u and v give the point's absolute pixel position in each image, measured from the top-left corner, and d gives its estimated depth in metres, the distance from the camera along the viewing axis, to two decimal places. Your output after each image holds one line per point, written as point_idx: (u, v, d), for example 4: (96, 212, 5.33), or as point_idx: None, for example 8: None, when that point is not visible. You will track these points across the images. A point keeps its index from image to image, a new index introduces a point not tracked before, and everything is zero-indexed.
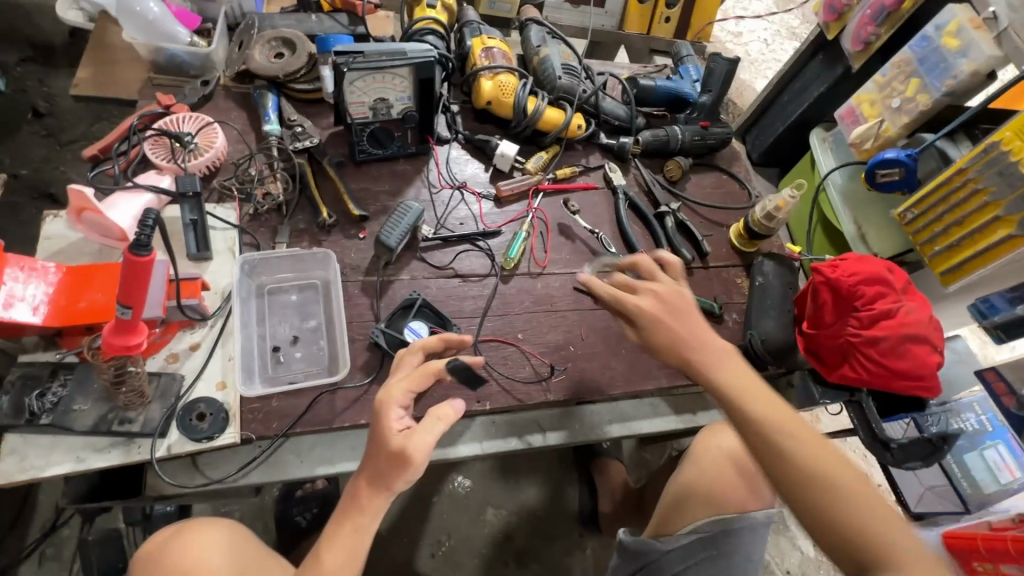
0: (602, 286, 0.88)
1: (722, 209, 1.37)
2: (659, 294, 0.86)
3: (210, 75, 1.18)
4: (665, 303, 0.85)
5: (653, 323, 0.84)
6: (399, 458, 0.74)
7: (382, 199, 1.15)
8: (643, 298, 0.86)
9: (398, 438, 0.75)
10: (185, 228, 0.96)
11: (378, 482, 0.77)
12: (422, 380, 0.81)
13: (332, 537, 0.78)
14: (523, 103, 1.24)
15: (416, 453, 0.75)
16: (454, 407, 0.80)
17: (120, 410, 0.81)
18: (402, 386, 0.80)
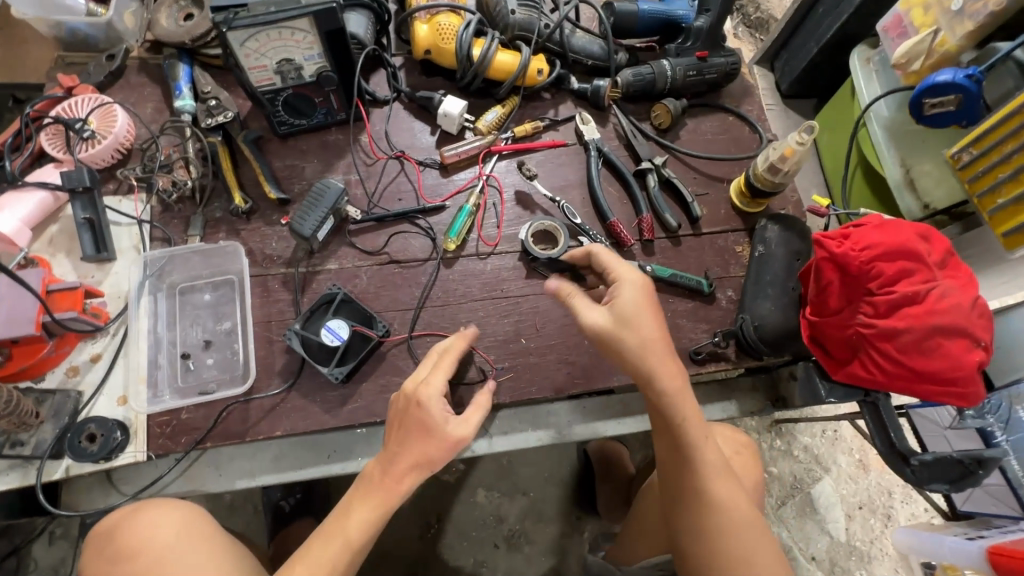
0: (571, 293, 0.78)
1: (723, 161, 1.13)
2: (614, 309, 0.75)
3: (117, 47, 1.06)
4: (620, 319, 0.74)
5: (614, 339, 0.74)
6: (456, 443, 0.75)
7: (309, 176, 1.02)
8: (596, 315, 0.76)
9: (453, 425, 0.76)
10: (80, 229, 0.89)
11: (423, 467, 0.74)
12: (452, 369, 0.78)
13: (364, 496, 0.73)
14: (466, 48, 1.03)
15: (472, 429, 0.77)
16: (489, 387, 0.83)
17: (11, 433, 0.77)
18: (436, 373, 0.77)
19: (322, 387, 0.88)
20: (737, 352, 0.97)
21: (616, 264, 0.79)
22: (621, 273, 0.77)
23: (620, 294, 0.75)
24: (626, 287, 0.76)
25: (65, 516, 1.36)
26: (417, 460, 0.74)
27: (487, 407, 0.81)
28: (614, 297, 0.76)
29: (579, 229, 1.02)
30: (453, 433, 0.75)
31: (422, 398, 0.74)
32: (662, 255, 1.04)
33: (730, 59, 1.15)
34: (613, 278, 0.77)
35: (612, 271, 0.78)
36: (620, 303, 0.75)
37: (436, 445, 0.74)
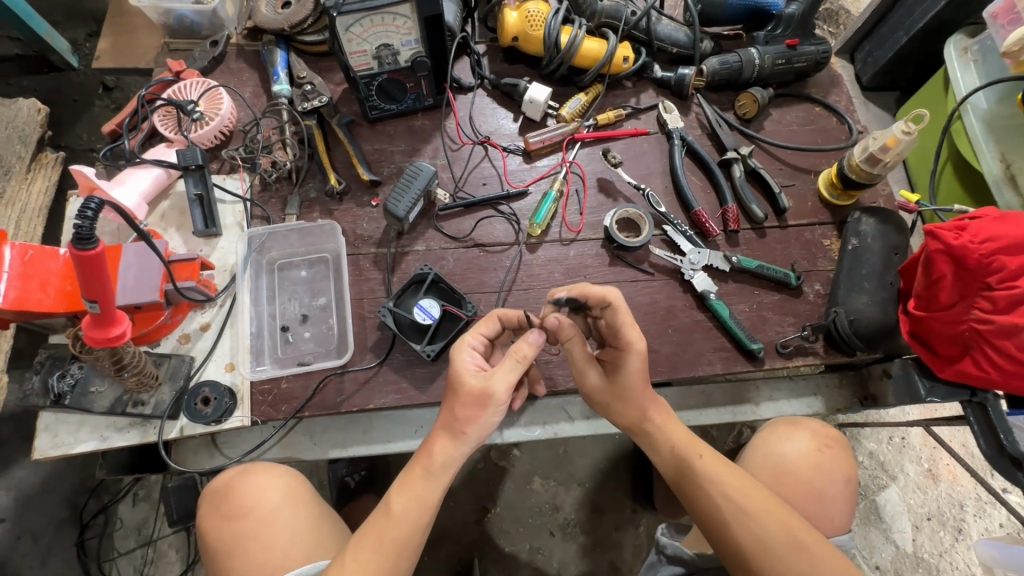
0: (570, 344, 0.77)
1: (810, 152, 1.10)
2: (613, 373, 0.78)
3: (219, 33, 1.11)
4: (614, 389, 0.78)
5: (606, 400, 0.80)
6: (480, 399, 0.71)
7: (397, 160, 1.04)
8: (593, 378, 0.79)
9: (479, 380, 0.72)
10: (191, 205, 0.93)
11: (450, 432, 0.72)
12: (491, 325, 0.78)
13: (407, 478, 0.72)
14: (554, 35, 1.04)
15: (497, 388, 0.70)
16: (531, 342, 0.71)
17: (133, 393, 0.82)
18: (473, 332, 0.77)
19: (413, 364, 0.90)
20: (826, 347, 0.95)
21: (630, 332, 0.74)
22: (630, 349, 0.74)
23: (623, 362, 0.75)
24: (631, 357, 0.75)
25: (147, 479, 1.44)
26: (446, 420, 0.73)
27: (530, 360, 0.72)
28: (618, 364, 0.76)
29: (664, 218, 1.01)
30: (477, 390, 0.71)
31: (453, 348, 0.75)
32: (747, 247, 1.02)
33: (820, 48, 1.12)
34: (624, 344, 0.74)
35: (625, 338, 0.74)
36: (619, 373, 0.77)
37: (459, 400, 0.71)
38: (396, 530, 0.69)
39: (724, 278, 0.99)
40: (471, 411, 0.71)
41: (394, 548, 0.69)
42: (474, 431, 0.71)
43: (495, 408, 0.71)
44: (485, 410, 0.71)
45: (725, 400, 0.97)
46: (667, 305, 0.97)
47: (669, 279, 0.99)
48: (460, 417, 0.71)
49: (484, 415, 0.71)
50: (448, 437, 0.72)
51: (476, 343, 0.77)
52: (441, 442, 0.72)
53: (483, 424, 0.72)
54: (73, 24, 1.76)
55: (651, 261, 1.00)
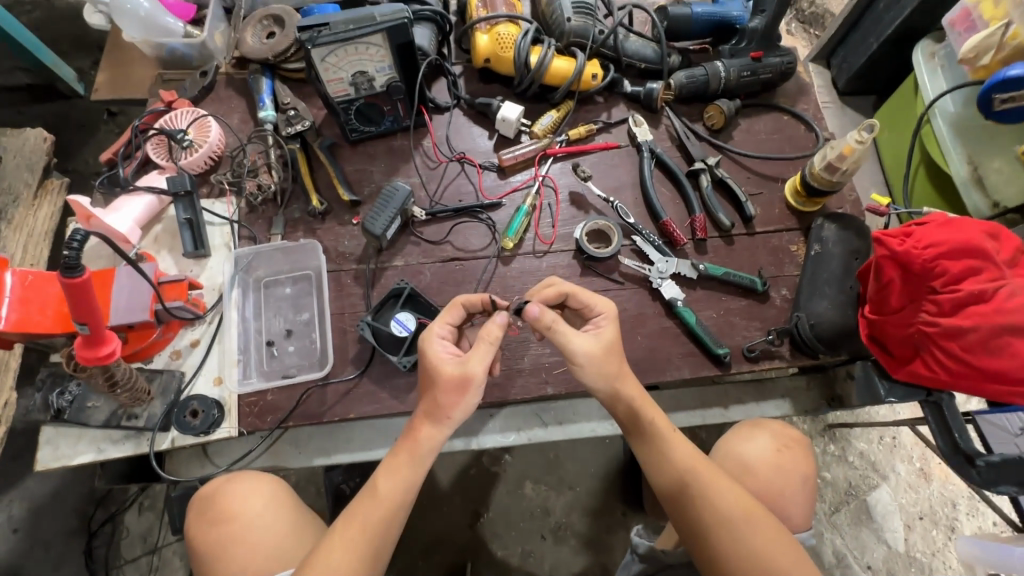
0: (557, 321, 0.74)
1: (777, 160, 1.13)
2: (601, 337, 0.77)
3: (208, 64, 1.17)
4: (604, 349, 0.76)
5: (596, 365, 0.75)
6: (461, 383, 0.74)
7: (376, 179, 1.09)
8: (578, 344, 0.75)
9: (457, 366, 0.74)
10: (181, 228, 0.99)
11: (433, 417, 0.75)
12: (456, 313, 0.81)
13: (392, 463, 0.76)
14: (524, 56, 1.09)
15: (476, 370, 0.73)
16: (500, 321, 0.74)
17: (128, 407, 0.87)
18: (440, 321, 0.80)
19: (391, 375, 0.95)
20: (792, 350, 0.98)
21: (601, 301, 0.80)
22: (605, 315, 0.79)
23: (605, 325, 0.78)
24: (609, 321, 0.79)
25: (152, 489, 1.50)
26: (427, 408, 0.76)
27: (499, 340, 0.75)
28: (598, 329, 0.78)
29: (632, 228, 1.05)
30: (455, 375, 0.74)
31: (423, 339, 0.78)
32: (715, 254, 1.05)
33: (785, 59, 1.15)
34: (594, 312, 0.80)
35: (595, 307, 0.80)
36: (603, 338, 0.77)
37: (442, 388, 0.74)
38: (382, 510, 0.74)
39: (692, 285, 1.03)
40: (454, 397, 0.74)
41: (379, 528, 0.73)
42: (458, 415, 0.75)
43: (476, 390, 0.74)
44: (466, 394, 0.75)
45: (695, 403, 1.00)
46: (637, 312, 1.01)
47: (638, 287, 1.02)
48: (444, 404, 0.75)
49: (465, 399, 0.75)
50: (433, 423, 0.76)
51: (444, 332, 0.79)
52: (425, 428, 0.76)
53: (466, 408, 0.75)
54: (78, 53, 1.84)
55: (620, 270, 1.03)
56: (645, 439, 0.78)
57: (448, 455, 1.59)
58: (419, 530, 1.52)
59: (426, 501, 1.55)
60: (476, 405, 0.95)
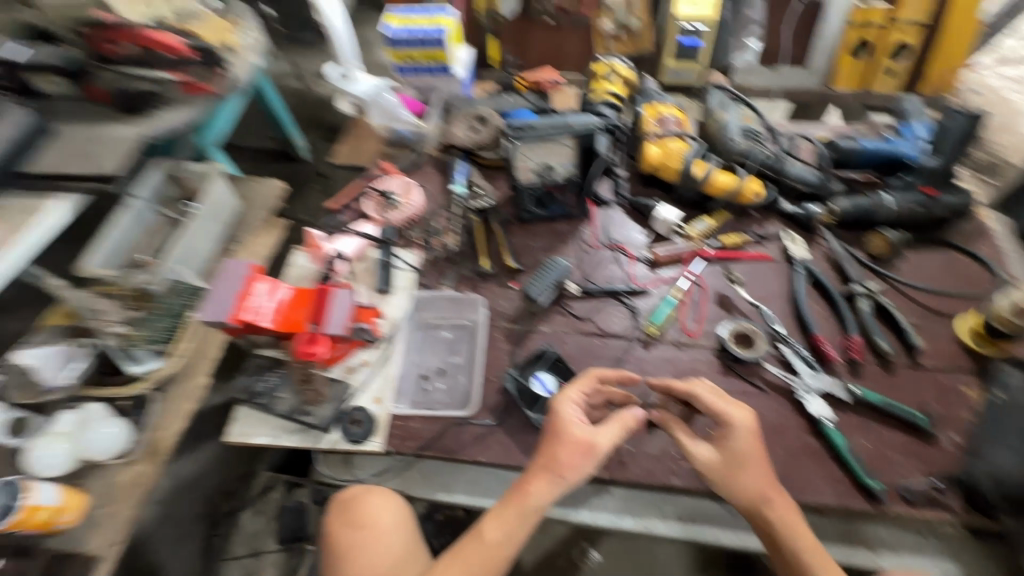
0: (676, 429, 0.87)
1: (949, 297, 1.08)
2: (726, 448, 0.81)
3: (421, 147, 1.46)
4: (723, 460, 0.81)
5: (720, 476, 0.81)
6: (586, 449, 0.78)
7: (538, 254, 1.24)
8: (703, 452, 0.82)
9: (584, 432, 0.79)
10: (378, 267, 1.20)
11: (546, 472, 0.78)
12: (590, 383, 0.85)
13: (499, 513, 0.78)
14: (689, 168, 1.20)
15: (602, 441, 0.79)
16: (636, 416, 0.82)
17: (306, 405, 1.03)
18: (575, 390, 0.84)
19: (523, 429, 1.01)
20: (963, 504, 0.87)
21: (727, 409, 0.82)
22: (732, 425, 0.81)
23: (731, 438, 0.80)
24: (738, 432, 0.81)
25: (272, 495, 1.64)
26: (544, 463, 0.78)
27: (632, 427, 0.81)
28: (725, 437, 0.81)
29: (780, 337, 1.05)
30: (583, 441, 0.78)
31: (557, 404, 0.82)
32: (873, 381, 1.00)
33: (961, 199, 1.14)
34: (725, 421, 0.81)
35: (729, 416, 0.82)
36: (727, 449, 0.81)
37: (565, 445, 0.78)
38: (484, 557, 0.77)
39: (844, 408, 0.98)
40: (576, 458, 0.77)
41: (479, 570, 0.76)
42: (573, 476, 0.77)
43: (597, 460, 0.78)
44: (586, 460, 0.78)
45: (834, 536, 0.92)
46: (778, 423, 0.97)
47: (783, 398, 1.00)
48: (563, 461, 0.77)
49: (584, 464, 0.78)
50: (548, 479, 0.77)
51: (577, 399, 0.83)
52: (538, 484, 0.78)
53: (581, 474, 0.78)
54: (313, 130, 2.37)
55: (764, 378, 1.02)
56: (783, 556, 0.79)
57: None
58: None
59: None
60: (598, 479, 0.95)
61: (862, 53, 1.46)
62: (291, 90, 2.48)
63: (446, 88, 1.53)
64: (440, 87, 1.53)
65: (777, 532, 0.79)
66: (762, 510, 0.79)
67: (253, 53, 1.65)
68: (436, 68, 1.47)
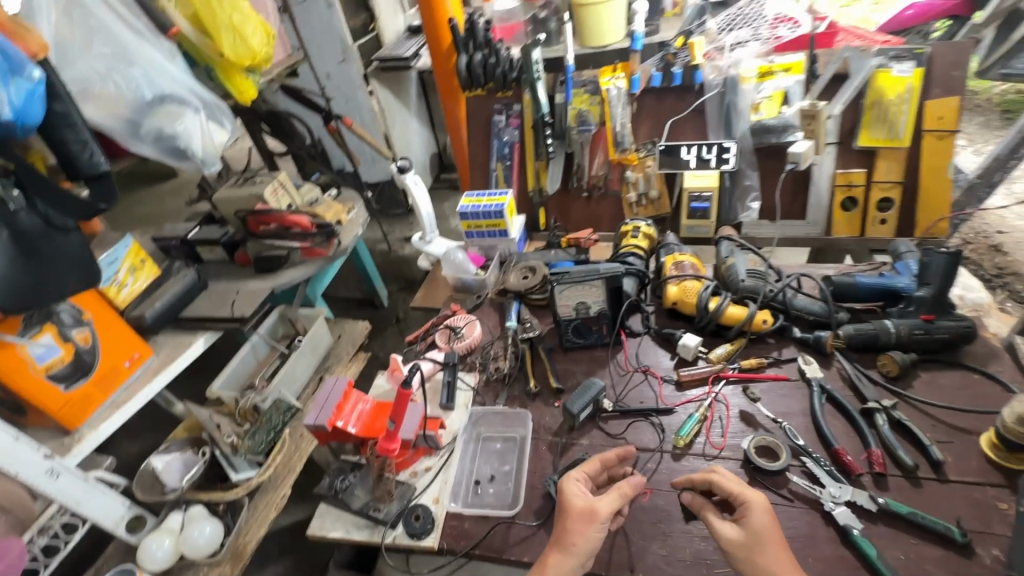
0: (703, 508, 0.94)
1: (969, 413, 1.15)
2: (743, 527, 0.87)
3: (482, 291, 1.80)
4: (743, 541, 0.86)
5: (741, 557, 0.85)
6: (588, 514, 0.90)
7: (578, 376, 1.44)
8: (728, 530, 0.88)
9: (586, 501, 0.93)
10: (442, 386, 1.43)
11: (559, 545, 0.90)
12: (591, 465, 1.02)
13: None
14: (704, 302, 1.42)
15: (601, 506, 0.91)
16: (632, 483, 0.94)
17: (376, 502, 1.19)
18: (579, 470, 1.01)
19: None
20: None
21: (744, 490, 0.91)
22: (749, 504, 0.89)
23: (750, 514, 0.87)
24: (754, 511, 0.88)
25: None
26: (557, 536, 0.91)
27: (630, 493, 0.92)
28: (743, 516, 0.89)
29: (802, 449, 1.14)
30: (583, 507, 0.92)
31: (562, 482, 0.98)
32: (900, 493, 1.04)
33: (962, 323, 1.26)
34: (742, 501, 0.90)
35: (744, 496, 0.90)
36: (745, 529, 0.87)
37: (570, 515, 0.91)
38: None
39: (873, 518, 1.02)
40: (580, 524, 0.90)
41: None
42: (581, 544, 0.88)
43: (598, 525, 0.89)
44: (591, 526, 0.90)
45: None
46: (808, 532, 1.02)
47: (810, 508, 1.05)
48: (571, 530, 0.90)
49: (591, 531, 0.89)
50: (561, 552, 0.89)
51: (581, 478, 0.99)
52: (554, 558, 0.89)
53: (589, 539, 0.88)
54: (395, 282, 2.85)
55: (790, 488, 1.09)
56: None
57: None
58: None
59: None
60: None
61: (852, 207, 1.71)
62: (381, 252, 3.06)
63: (504, 246, 1.92)
64: (499, 245, 1.92)
65: None
66: None
67: (356, 225, 2.14)
68: (495, 232, 1.87)
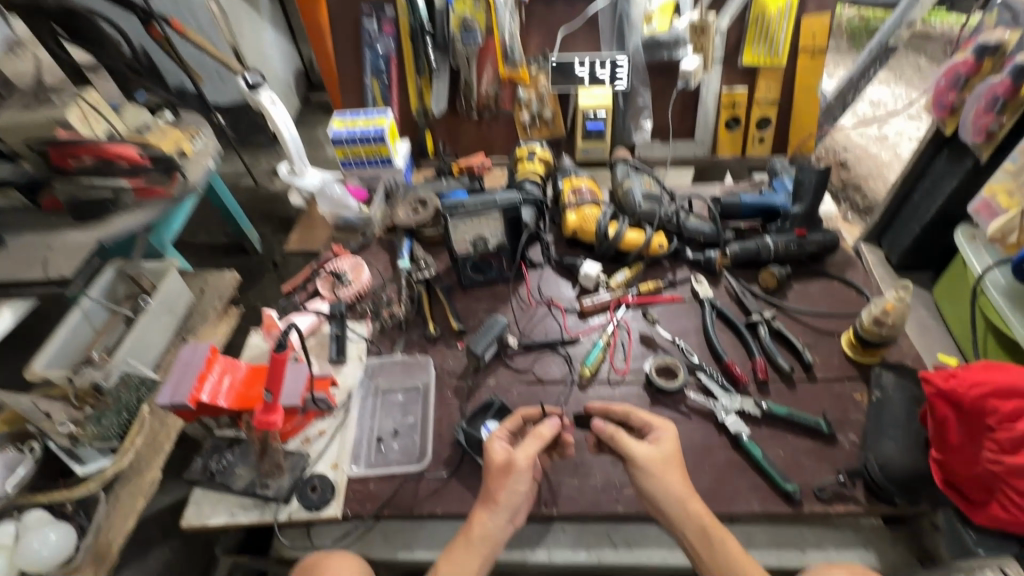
0: (616, 430, 0.92)
1: (832, 317, 1.27)
2: (660, 447, 0.89)
3: (368, 229, 1.61)
4: (662, 457, 0.88)
5: (657, 470, 0.87)
6: (505, 468, 0.87)
7: (480, 315, 1.36)
8: (641, 448, 0.89)
9: (504, 454, 0.89)
10: (331, 340, 1.29)
11: (488, 503, 0.86)
12: (515, 421, 0.98)
13: (452, 552, 0.83)
14: (604, 229, 1.39)
15: (519, 456, 0.88)
16: (548, 424, 0.92)
17: (264, 478, 1.05)
18: (500, 428, 0.96)
19: (477, 477, 1.07)
20: (867, 495, 0.99)
21: (659, 419, 0.93)
22: (663, 429, 0.92)
23: (664, 437, 0.91)
24: (666, 436, 0.91)
25: None
26: (483, 496, 0.87)
27: (546, 440, 0.91)
28: (657, 440, 0.91)
29: (696, 365, 1.19)
30: (501, 460, 0.88)
31: (485, 440, 0.93)
32: (778, 395, 1.14)
33: (828, 236, 1.37)
34: (655, 426, 0.93)
35: (654, 424, 0.93)
36: (663, 448, 0.89)
37: (491, 472, 0.88)
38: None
39: (757, 422, 1.10)
40: (500, 479, 0.86)
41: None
42: (504, 499, 0.85)
43: (517, 475, 0.86)
44: (511, 479, 0.86)
45: (768, 543, 1.01)
46: (703, 442, 1.08)
47: (705, 420, 1.12)
48: (493, 487, 0.86)
49: (511, 483, 0.86)
50: (486, 510, 0.85)
51: (502, 435, 0.95)
52: (482, 516, 0.85)
53: (511, 493, 0.85)
54: (267, 222, 2.49)
55: (687, 403, 1.14)
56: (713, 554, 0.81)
57: None
58: None
59: None
60: (550, 516, 1.02)
61: (735, 126, 1.74)
62: (245, 189, 2.64)
63: (389, 177, 1.71)
64: (383, 176, 1.71)
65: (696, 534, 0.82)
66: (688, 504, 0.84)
67: (207, 156, 1.75)
68: (377, 160, 1.65)
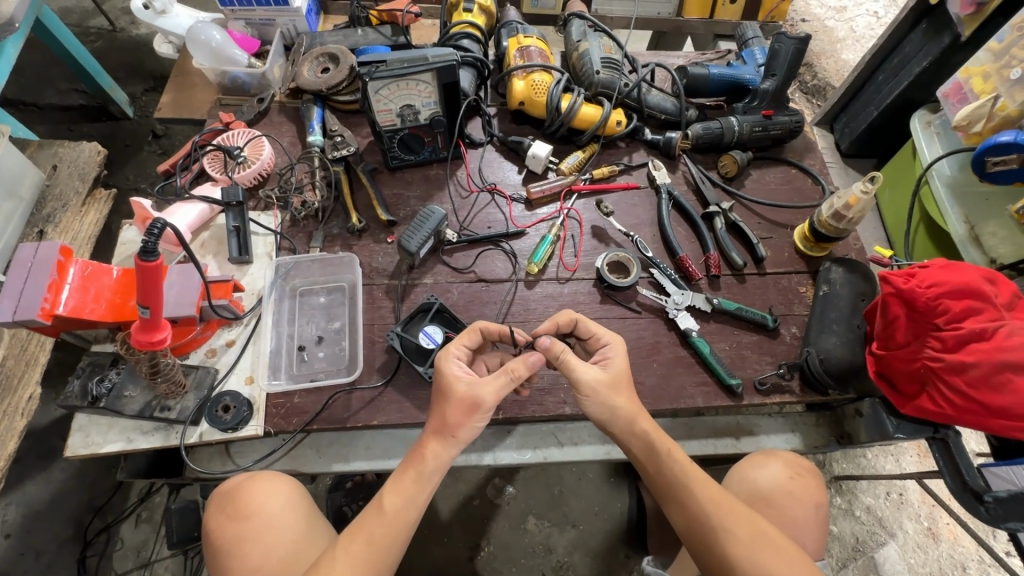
0: (564, 350, 0.81)
1: (785, 208, 1.21)
2: (608, 366, 0.83)
3: (265, 92, 1.29)
4: (611, 379, 0.82)
5: (607, 394, 0.81)
6: (456, 393, 0.76)
7: (412, 204, 1.17)
8: (587, 373, 0.81)
9: (468, 386, 0.77)
10: (229, 235, 1.05)
11: (441, 433, 0.76)
12: (473, 337, 0.86)
13: (398, 480, 0.75)
14: (555, 101, 1.19)
15: (488, 395, 0.76)
16: (529, 364, 0.78)
17: (162, 399, 0.90)
18: (458, 344, 0.84)
19: (415, 385, 0.98)
20: (801, 386, 1.02)
21: (606, 333, 0.87)
22: (611, 346, 0.86)
23: (612, 354, 0.85)
24: (615, 350, 0.85)
25: (154, 499, 1.41)
26: (435, 424, 0.77)
27: (524, 378, 0.78)
28: (606, 359, 0.84)
29: (650, 261, 1.11)
30: (466, 396, 0.76)
31: (440, 360, 0.80)
32: (728, 291, 1.11)
33: (793, 118, 1.26)
34: (605, 343, 0.86)
35: (601, 337, 0.87)
36: (612, 367, 0.83)
37: (451, 405, 0.76)
38: (383, 525, 0.72)
39: (706, 318, 1.08)
40: (462, 416, 0.76)
41: (381, 551, 0.71)
42: (464, 434, 0.77)
43: (483, 415, 0.76)
44: (474, 417, 0.77)
45: (707, 433, 1.05)
46: (653, 341, 1.05)
47: (655, 317, 1.07)
48: (453, 421, 0.76)
49: (476, 418, 0.77)
50: (440, 440, 0.76)
51: (458, 354, 0.83)
52: (433, 446, 0.76)
53: (471, 429, 0.77)
54: (134, 79, 1.98)
55: (638, 301, 1.09)
56: (657, 464, 0.80)
57: (451, 483, 1.43)
58: (410, 563, 1.35)
59: (422, 532, 1.38)
60: (496, 421, 0.97)
61: None
62: (96, 31, 2.05)
63: (286, 22, 1.34)
64: (278, 20, 1.34)
65: (643, 446, 0.81)
66: (634, 420, 0.81)
67: None
68: None
